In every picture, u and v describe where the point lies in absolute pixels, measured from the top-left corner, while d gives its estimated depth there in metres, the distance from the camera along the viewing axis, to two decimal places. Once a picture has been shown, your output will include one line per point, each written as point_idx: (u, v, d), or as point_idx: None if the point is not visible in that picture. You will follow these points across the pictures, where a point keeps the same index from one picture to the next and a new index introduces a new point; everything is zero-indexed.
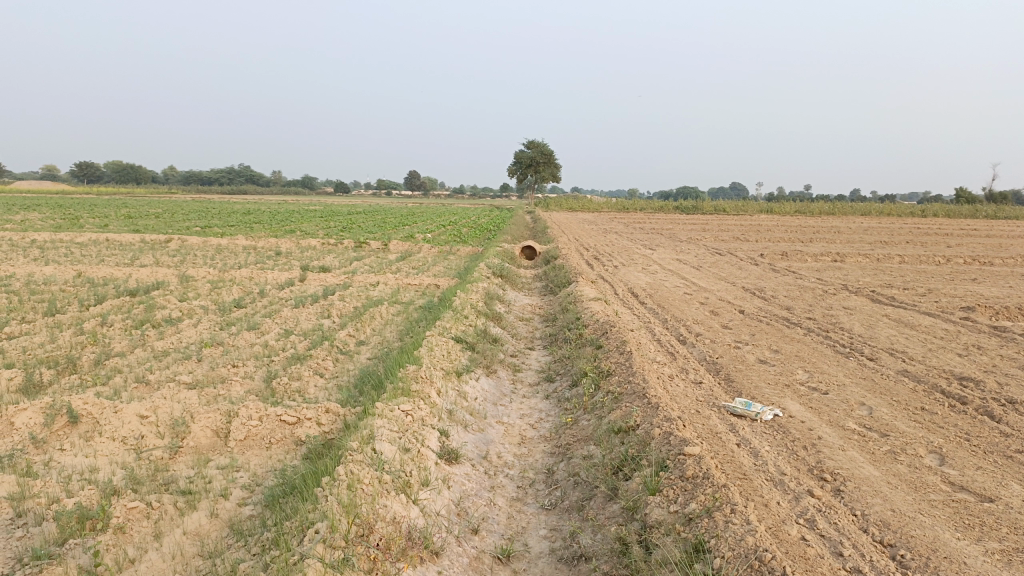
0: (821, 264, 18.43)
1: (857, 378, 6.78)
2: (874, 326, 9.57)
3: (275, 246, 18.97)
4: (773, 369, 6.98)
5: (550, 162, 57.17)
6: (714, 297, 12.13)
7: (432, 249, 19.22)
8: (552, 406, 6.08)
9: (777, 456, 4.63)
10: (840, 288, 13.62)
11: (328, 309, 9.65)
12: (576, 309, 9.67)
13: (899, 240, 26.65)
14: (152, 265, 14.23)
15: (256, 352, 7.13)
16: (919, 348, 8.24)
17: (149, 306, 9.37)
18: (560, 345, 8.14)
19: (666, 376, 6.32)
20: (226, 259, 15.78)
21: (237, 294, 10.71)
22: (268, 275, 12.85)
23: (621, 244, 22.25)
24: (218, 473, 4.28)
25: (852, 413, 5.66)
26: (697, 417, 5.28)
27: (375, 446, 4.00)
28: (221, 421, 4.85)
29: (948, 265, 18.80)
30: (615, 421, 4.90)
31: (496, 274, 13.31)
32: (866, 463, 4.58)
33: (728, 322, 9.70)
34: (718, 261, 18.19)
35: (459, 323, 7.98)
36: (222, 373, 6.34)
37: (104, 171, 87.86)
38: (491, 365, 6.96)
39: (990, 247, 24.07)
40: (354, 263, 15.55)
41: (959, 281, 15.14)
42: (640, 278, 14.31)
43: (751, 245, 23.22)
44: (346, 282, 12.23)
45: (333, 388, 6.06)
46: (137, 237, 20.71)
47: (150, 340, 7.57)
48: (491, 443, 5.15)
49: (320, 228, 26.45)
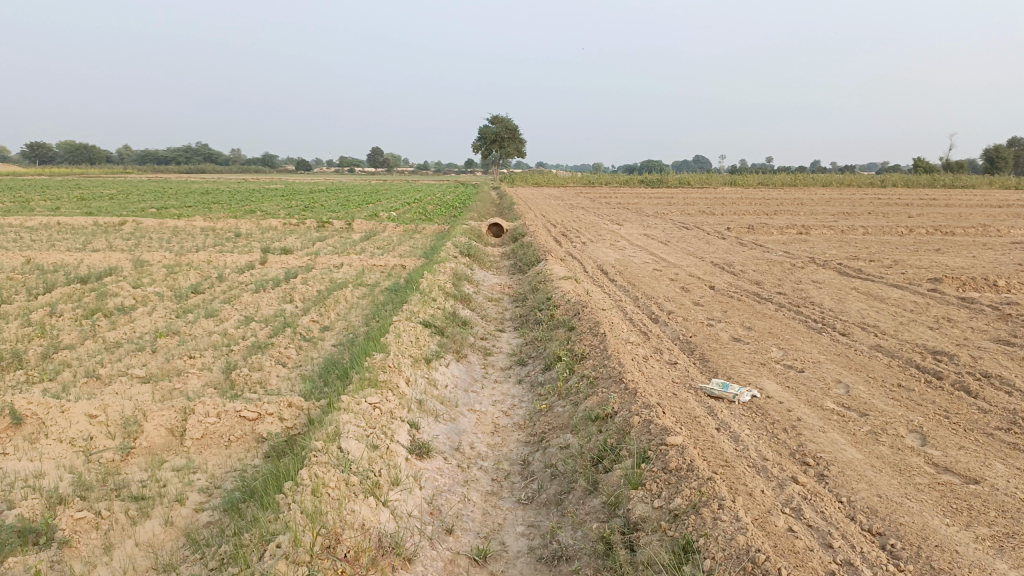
0: (787, 236, 18.44)
1: (832, 355, 6.69)
2: (844, 300, 9.54)
3: (235, 228, 18.47)
4: (747, 348, 6.87)
5: (515, 138, 56.56)
6: (684, 272, 12.04)
7: (397, 228, 18.87)
8: (525, 392, 5.90)
9: (758, 440, 4.50)
10: (808, 261, 13.60)
11: (290, 293, 9.33)
12: (546, 289, 9.48)
13: (861, 211, 26.85)
14: (106, 250, 13.70)
15: (214, 341, 6.83)
16: (890, 321, 8.20)
17: (100, 294, 8.96)
18: (531, 327, 7.95)
19: (640, 358, 6.16)
20: (184, 242, 15.29)
21: (195, 279, 10.32)
22: (227, 259, 12.43)
23: (588, 220, 22.12)
24: (174, 476, 4.03)
25: (830, 392, 5.56)
26: (674, 400, 5.13)
27: (341, 444, 3.77)
28: (177, 418, 4.58)
29: (910, 236, 18.94)
30: (592, 408, 4.73)
31: (463, 253, 13.06)
32: (847, 445, 4.47)
33: (699, 298, 9.58)
34: (685, 236, 18.11)
35: (427, 306, 7.74)
36: (179, 365, 6.04)
37: (55, 151, 85.14)
38: (461, 350, 6.74)
39: (950, 218, 24.32)
40: (316, 244, 15.16)
41: (923, 252, 15.25)
42: (609, 255, 14.18)
43: (718, 219, 23.24)
44: (309, 265, 11.89)
45: (296, 379, 5.80)
46: (90, 221, 19.99)
47: (101, 331, 7.22)
48: (463, 434, 4.96)
49: (282, 208, 25.84)
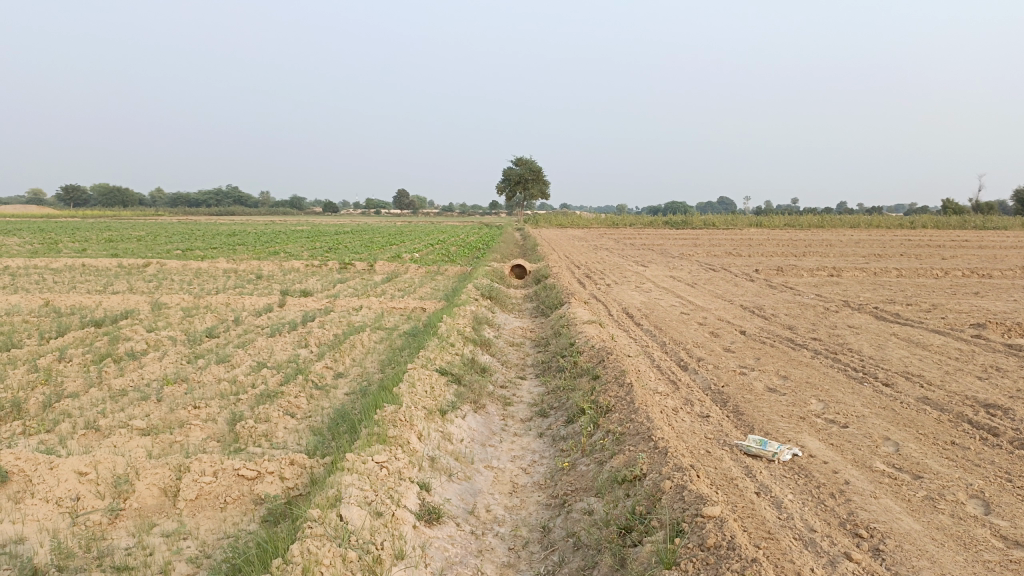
0: (818, 279, 17.94)
1: (876, 408, 6.23)
2: (883, 346, 9.07)
3: (257, 269, 18.37)
4: (784, 399, 6.44)
5: (539, 180, 56.85)
6: (713, 316, 11.65)
7: (418, 269, 18.67)
8: (547, 446, 5.52)
9: (802, 508, 4.08)
10: (841, 305, 13.13)
11: (306, 337, 9.07)
12: (569, 333, 9.13)
13: (893, 253, 26.28)
14: (126, 292, 13.61)
15: (222, 388, 6.54)
16: (935, 370, 7.73)
17: (112, 338, 8.76)
18: (554, 374, 7.58)
19: (669, 411, 5.76)
20: (204, 284, 15.16)
21: (210, 322, 10.11)
22: (245, 301, 12.25)
23: (613, 261, 21.82)
24: (162, 543, 3.71)
25: (878, 451, 5.11)
26: (708, 460, 4.73)
27: (341, 512, 3.42)
28: (170, 477, 4.26)
29: (946, 278, 18.34)
30: (618, 469, 4.34)
31: (485, 295, 12.78)
32: (903, 514, 4.03)
33: (730, 344, 9.16)
34: (712, 278, 17.67)
35: (445, 353, 7.41)
36: (182, 416, 5.75)
37: (90, 194, 86.89)
38: (479, 400, 6.38)
39: (985, 259, 23.67)
40: (337, 286, 14.97)
41: (961, 295, 14.70)
42: (634, 297, 13.82)
43: (745, 260, 22.84)
44: (327, 307, 11.66)
45: (304, 432, 5.48)
46: (114, 262, 20.03)
47: (108, 378, 6.97)
48: (479, 494, 4.59)
49: (305, 249, 25.84)
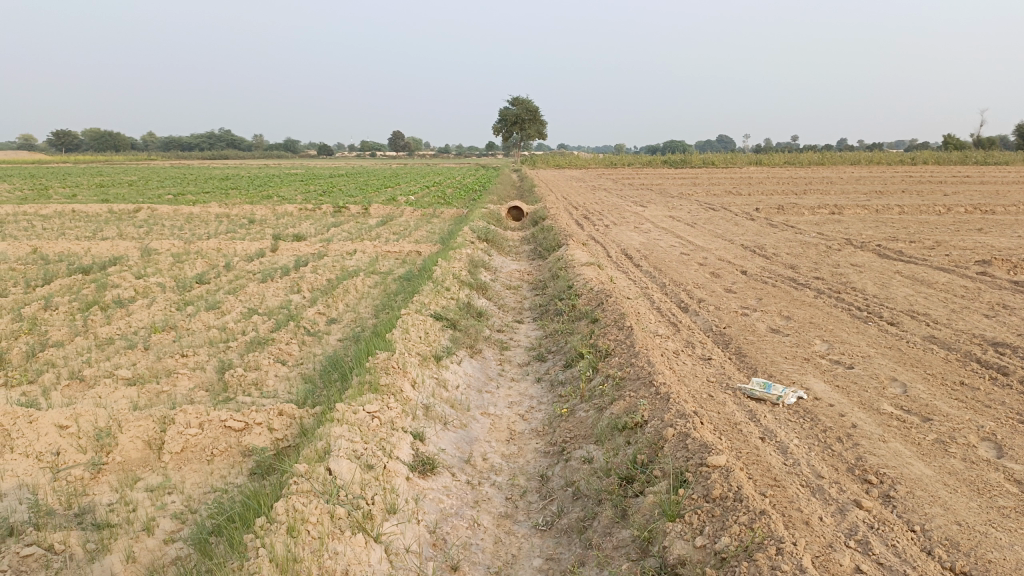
0: (819, 217, 17.66)
1: (882, 348, 6.07)
2: (887, 285, 8.89)
3: (249, 214, 18.07)
4: (788, 340, 6.28)
5: (535, 120, 55.90)
6: (713, 256, 11.44)
7: (413, 212, 18.36)
8: (545, 392, 5.37)
9: (809, 453, 3.95)
10: (844, 243, 12.90)
11: (298, 283, 8.86)
12: (567, 275, 8.92)
13: (894, 189, 25.93)
14: (115, 238, 13.35)
15: (211, 336, 6.36)
16: (941, 309, 7.55)
17: (100, 285, 8.55)
18: (552, 318, 7.41)
19: (670, 354, 5.60)
20: (196, 229, 14.89)
21: (201, 268, 9.90)
22: (236, 246, 12.00)
23: (611, 201, 21.49)
24: (146, 497, 3.57)
25: (885, 393, 4.97)
26: (711, 404, 4.58)
27: (329, 466, 3.26)
28: (154, 430, 4.11)
29: (949, 215, 18.06)
30: (618, 416, 4.18)
31: (481, 238, 12.54)
32: (913, 458, 3.90)
33: (731, 285, 8.97)
34: (712, 217, 17.41)
35: (439, 297, 7.22)
36: (169, 365, 5.59)
37: (80, 139, 85.48)
38: (475, 345, 6.22)
39: (987, 195, 23.33)
40: (331, 230, 14.70)
41: (965, 232, 14.47)
42: (633, 238, 13.58)
43: (745, 199, 22.51)
44: (320, 252, 11.43)
45: (295, 381, 5.33)
46: (104, 208, 19.68)
47: (94, 326, 6.80)
48: (475, 442, 4.45)
49: (299, 193, 25.43)
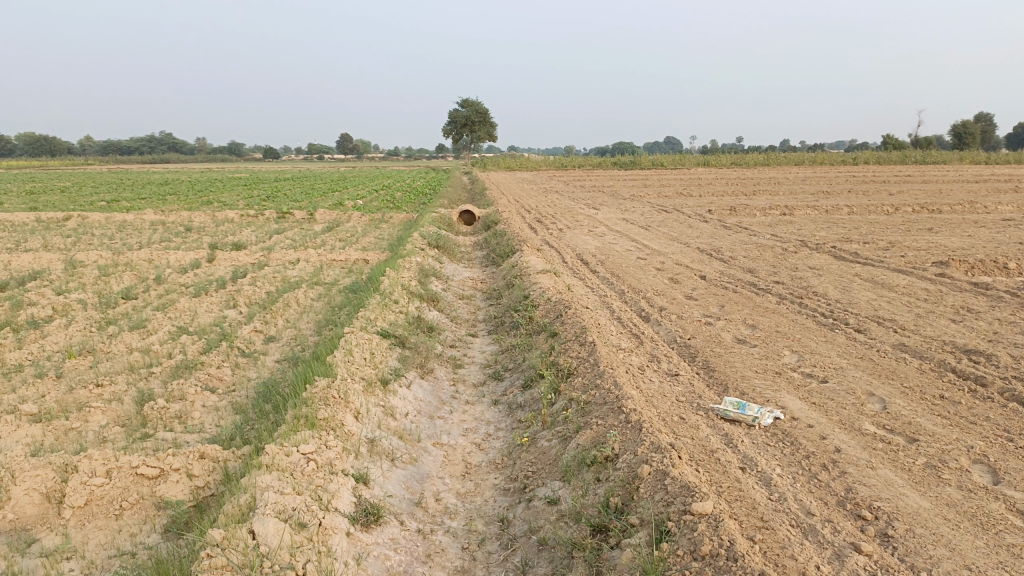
0: (771, 218, 17.60)
1: (854, 359, 5.78)
2: (848, 289, 8.67)
3: (187, 221, 17.25)
4: (757, 352, 5.96)
5: (485, 121, 55.46)
6: (671, 261, 11.15)
7: (361, 218, 17.76)
8: (502, 417, 4.94)
9: (795, 484, 3.59)
10: (799, 245, 12.77)
11: (235, 296, 8.27)
12: (522, 284, 8.50)
13: (840, 189, 26.23)
14: (38, 249, 12.50)
15: (132, 361, 5.77)
16: (907, 314, 7.34)
17: (14, 303, 7.82)
18: (508, 331, 6.98)
19: (636, 372, 5.22)
20: (129, 238, 14.09)
21: (129, 282, 9.21)
22: (170, 257, 11.30)
23: (564, 204, 21.18)
24: (38, 566, 3.02)
25: (864, 410, 4.66)
26: (683, 429, 4.21)
27: (252, 528, 2.78)
28: (54, 480, 3.54)
29: (897, 215, 18.20)
30: (586, 448, 3.77)
31: (432, 244, 12.05)
32: (907, 488, 3.57)
33: (691, 291, 8.67)
34: (666, 220, 17.21)
35: (387, 311, 6.72)
36: (82, 397, 5.00)
37: (12, 143, 82.22)
38: (426, 364, 5.75)
39: (931, 194, 23.70)
40: (274, 238, 14.03)
41: (915, 232, 14.49)
42: (588, 242, 13.23)
43: (697, 200, 22.39)
44: (261, 262, 10.80)
45: (225, 412, 4.80)
46: (31, 216, 18.60)
47: (1, 352, 6.13)
48: (427, 479, 3.99)
49: (242, 198, 24.55)
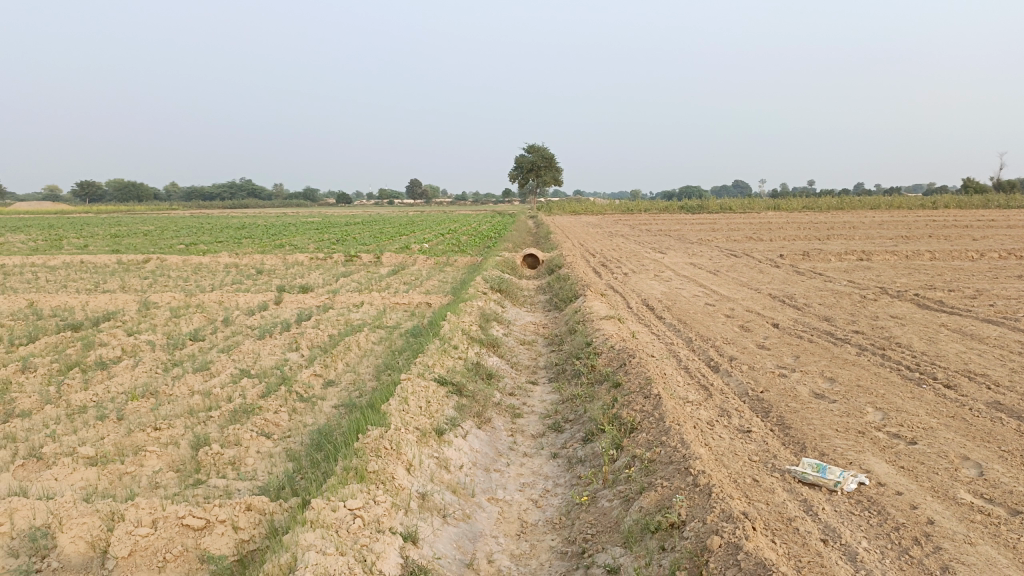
0: (846, 264, 16.96)
1: (944, 418, 5.35)
2: (933, 340, 8.16)
3: (258, 264, 17.66)
4: (836, 407, 5.59)
5: (552, 166, 55.82)
6: (741, 307, 10.76)
7: (426, 261, 17.86)
8: (561, 471, 4.70)
9: (884, 561, 3.25)
10: (878, 292, 12.19)
11: (297, 339, 8.29)
12: (586, 330, 8.27)
13: (920, 234, 25.24)
14: (116, 290, 12.91)
15: (192, 404, 5.77)
16: (1000, 368, 6.82)
17: (85, 344, 8.00)
18: (569, 379, 6.76)
19: (704, 427, 4.93)
20: (201, 280, 14.46)
21: (197, 323, 9.36)
22: (239, 298, 11.50)
23: (630, 248, 20.91)
24: None
25: (958, 476, 4.25)
26: (756, 494, 3.90)
27: None
28: (100, 528, 3.46)
29: (983, 261, 17.32)
30: (650, 512, 3.51)
31: (494, 288, 11.95)
32: (1012, 569, 3.19)
33: (763, 340, 8.29)
34: (735, 265, 16.76)
35: (446, 357, 6.59)
36: (141, 440, 4.99)
37: (103, 189, 86.90)
38: (484, 414, 5.57)
39: (1019, 239, 22.54)
40: (340, 280, 14.18)
41: (1004, 279, 13.69)
42: (654, 287, 12.94)
43: (767, 245, 21.80)
44: (326, 305, 10.88)
45: (278, 459, 4.70)
46: (113, 259, 19.34)
47: (69, 392, 6.23)
48: (480, 539, 3.78)
49: (312, 241, 25.06)
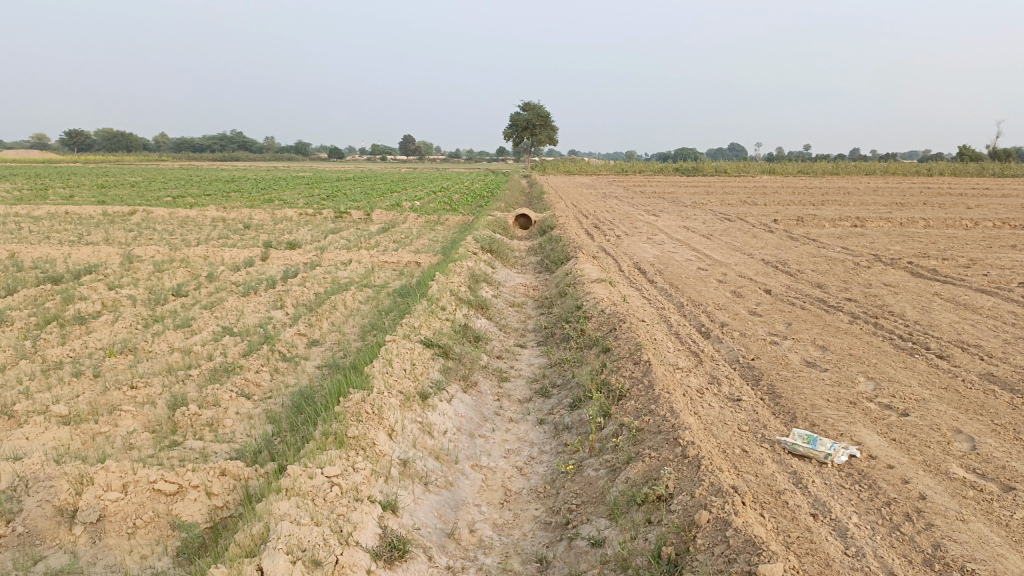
0: (841, 230, 16.82)
1: (937, 390, 5.27)
2: (926, 309, 8.08)
3: (246, 218, 17.38)
4: (827, 377, 5.50)
5: (547, 125, 55.19)
6: (733, 272, 10.66)
7: (417, 219, 17.63)
8: (547, 439, 4.60)
9: (874, 538, 3.17)
10: (871, 259, 12.08)
11: (282, 297, 8.14)
12: (576, 293, 8.15)
13: (914, 201, 25.05)
14: (100, 243, 12.68)
15: (171, 362, 5.63)
16: (993, 339, 6.75)
17: (65, 297, 7.82)
18: (558, 343, 6.65)
19: (694, 395, 4.83)
20: (187, 234, 14.22)
21: (181, 278, 9.19)
22: (225, 254, 11.30)
23: (623, 210, 20.71)
24: None
25: (951, 451, 4.17)
26: (745, 466, 3.81)
27: (260, 566, 2.53)
28: (67, 492, 3.35)
29: (977, 229, 17.23)
30: (636, 485, 3.41)
31: (485, 248, 11.78)
32: (1005, 548, 3.11)
33: (755, 306, 8.19)
34: (729, 229, 16.61)
35: (432, 319, 6.45)
36: (117, 399, 4.87)
37: (91, 139, 85.70)
38: (470, 377, 5.46)
39: (1014, 209, 22.41)
40: (328, 237, 13.97)
41: (997, 249, 13.61)
42: (646, 251, 12.80)
43: (761, 209, 21.64)
44: (313, 262, 10.70)
45: (257, 421, 4.59)
46: (98, 210, 19.02)
47: (45, 347, 6.09)
48: (463, 506, 3.69)
49: (302, 197, 24.74)
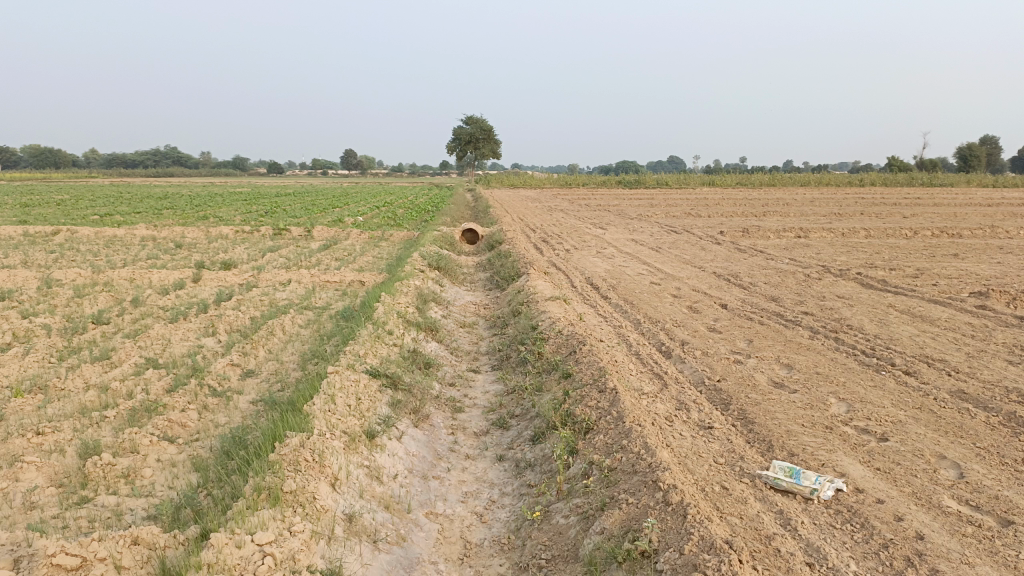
0: (786, 241, 16.87)
1: (912, 410, 5.04)
2: (885, 322, 7.94)
3: (179, 237, 16.58)
4: (799, 399, 5.23)
5: (491, 138, 55.04)
6: (687, 286, 10.44)
7: (360, 235, 17.07)
8: (509, 478, 4.19)
9: None
10: (821, 270, 12.03)
11: (215, 323, 7.56)
12: (530, 312, 7.78)
13: (852, 211, 25.51)
14: (16, 266, 11.80)
15: (85, 402, 5.05)
16: (956, 353, 6.61)
17: None
18: (514, 367, 6.26)
19: (665, 425, 4.49)
20: (114, 254, 13.42)
21: (103, 304, 8.51)
22: (154, 275, 10.60)
23: (570, 223, 20.50)
24: None
25: (939, 480, 3.91)
26: (728, 506, 3.47)
27: None
28: None
29: (917, 238, 17.50)
30: (615, 539, 3.03)
31: (432, 265, 11.34)
32: None
33: (714, 323, 7.93)
34: (677, 241, 16.51)
35: (379, 345, 5.99)
36: (20, 446, 4.29)
37: (16, 155, 82.27)
38: (421, 410, 5.02)
39: (947, 218, 22.92)
40: (266, 256, 13.34)
41: (940, 258, 13.74)
42: (597, 265, 12.52)
43: (706, 221, 21.66)
44: (250, 283, 10.10)
45: (182, 470, 4.08)
46: (20, 230, 17.96)
47: None
48: (418, 566, 3.25)
49: (238, 213, 23.86)
